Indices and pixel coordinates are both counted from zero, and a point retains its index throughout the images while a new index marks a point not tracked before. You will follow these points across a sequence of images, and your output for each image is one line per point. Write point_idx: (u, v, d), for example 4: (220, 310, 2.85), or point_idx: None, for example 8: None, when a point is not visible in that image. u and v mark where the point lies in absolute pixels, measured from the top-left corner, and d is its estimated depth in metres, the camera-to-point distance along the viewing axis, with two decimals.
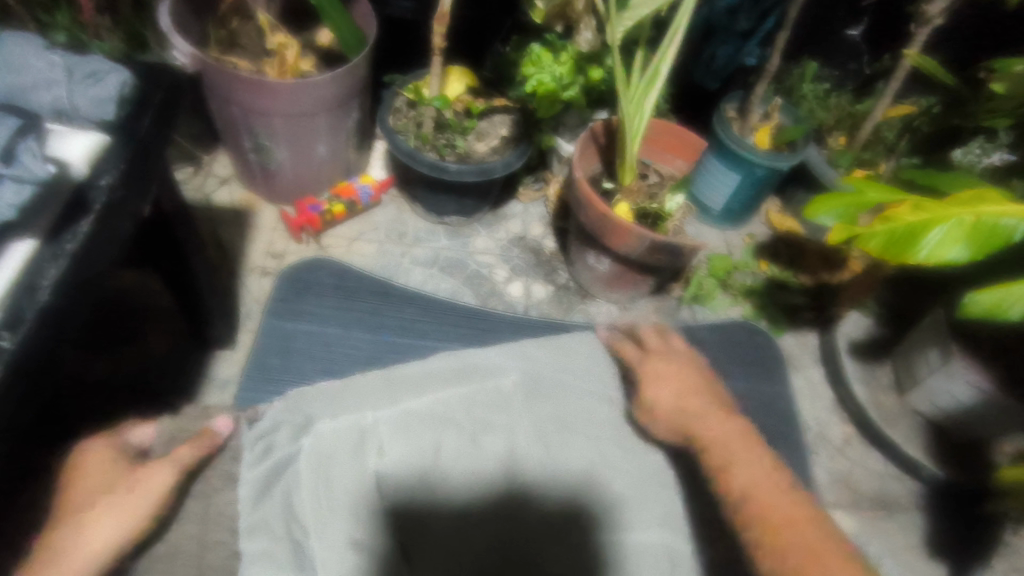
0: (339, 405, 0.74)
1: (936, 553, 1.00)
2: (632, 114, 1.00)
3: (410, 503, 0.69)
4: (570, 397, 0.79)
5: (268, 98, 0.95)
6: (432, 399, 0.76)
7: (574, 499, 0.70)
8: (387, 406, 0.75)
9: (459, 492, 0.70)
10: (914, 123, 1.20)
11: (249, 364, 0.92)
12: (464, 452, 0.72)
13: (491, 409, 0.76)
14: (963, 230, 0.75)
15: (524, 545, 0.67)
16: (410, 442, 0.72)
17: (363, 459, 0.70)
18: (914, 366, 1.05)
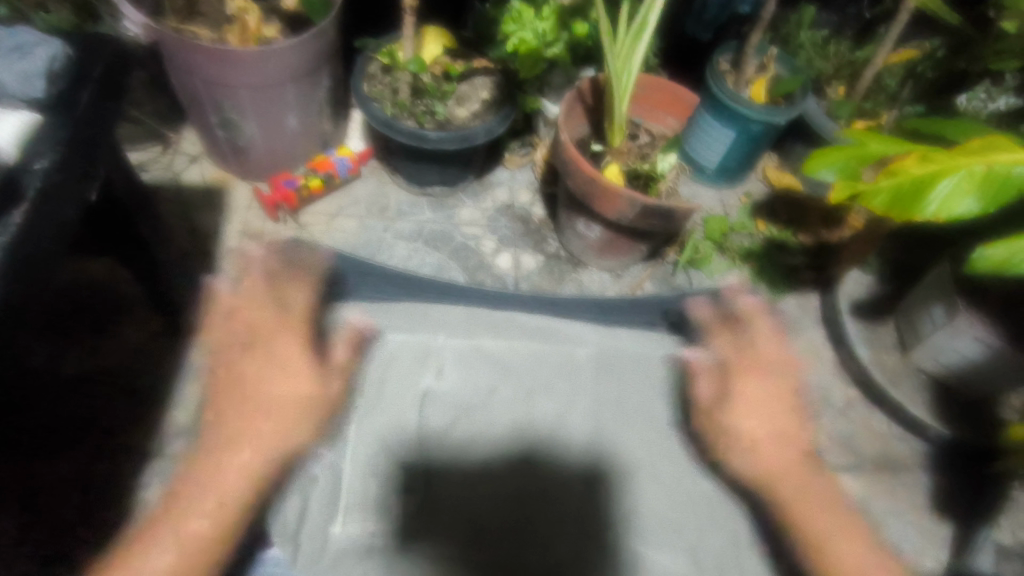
0: (418, 325, 0.89)
1: (942, 514, 0.98)
2: (620, 71, 0.95)
3: (451, 435, 0.84)
4: (629, 382, 0.89)
5: (229, 68, 0.89)
6: (521, 348, 0.89)
7: (590, 458, 0.83)
8: (460, 337, 0.89)
9: (501, 430, 0.84)
10: (918, 68, 1.14)
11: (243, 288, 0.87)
12: (515, 399, 0.86)
13: (553, 373, 0.88)
14: (974, 182, 0.70)
15: (531, 489, 0.81)
16: (470, 376, 0.87)
17: (426, 377, 0.86)
18: (918, 324, 1.01)
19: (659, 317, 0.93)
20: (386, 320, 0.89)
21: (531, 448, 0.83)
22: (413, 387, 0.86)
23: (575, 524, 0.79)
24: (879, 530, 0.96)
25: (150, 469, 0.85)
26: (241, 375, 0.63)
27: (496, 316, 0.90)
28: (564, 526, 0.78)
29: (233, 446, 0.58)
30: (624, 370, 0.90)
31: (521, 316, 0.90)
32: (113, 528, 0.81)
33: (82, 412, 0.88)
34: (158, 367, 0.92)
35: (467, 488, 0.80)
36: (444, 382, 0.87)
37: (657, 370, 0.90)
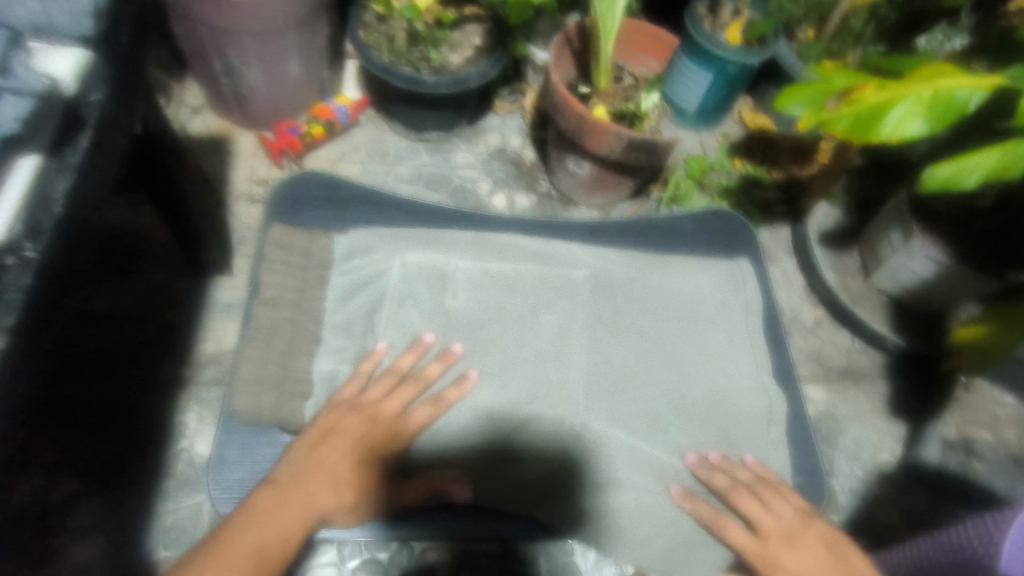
0: (430, 250, 0.90)
1: (898, 414, 1.10)
2: (605, 13, 1.00)
3: (464, 350, 0.85)
4: (631, 299, 0.92)
5: (234, 15, 0.93)
6: (528, 268, 0.92)
7: (601, 373, 0.85)
8: (471, 260, 0.91)
9: (508, 343, 0.86)
10: (880, 9, 1.20)
11: (272, 209, 0.90)
12: (524, 316, 0.88)
13: (556, 292, 0.91)
14: (922, 106, 0.79)
15: (551, 404, 0.82)
16: (480, 296, 0.89)
17: (439, 296, 0.88)
18: (879, 248, 1.11)
19: (651, 238, 0.97)
20: (399, 241, 0.91)
21: (539, 358, 0.85)
22: (428, 307, 0.87)
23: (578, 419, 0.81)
24: (842, 430, 1.08)
25: (185, 395, 0.93)
26: (332, 440, 0.71)
27: (503, 242, 0.93)
28: (571, 423, 0.81)
29: (306, 476, 0.67)
30: (627, 288, 0.92)
31: (525, 240, 0.94)
32: (154, 447, 0.89)
33: (114, 346, 0.95)
34: (182, 305, 0.99)
35: (477, 397, 0.81)
36: (454, 301, 0.88)
37: (656, 288, 0.93)
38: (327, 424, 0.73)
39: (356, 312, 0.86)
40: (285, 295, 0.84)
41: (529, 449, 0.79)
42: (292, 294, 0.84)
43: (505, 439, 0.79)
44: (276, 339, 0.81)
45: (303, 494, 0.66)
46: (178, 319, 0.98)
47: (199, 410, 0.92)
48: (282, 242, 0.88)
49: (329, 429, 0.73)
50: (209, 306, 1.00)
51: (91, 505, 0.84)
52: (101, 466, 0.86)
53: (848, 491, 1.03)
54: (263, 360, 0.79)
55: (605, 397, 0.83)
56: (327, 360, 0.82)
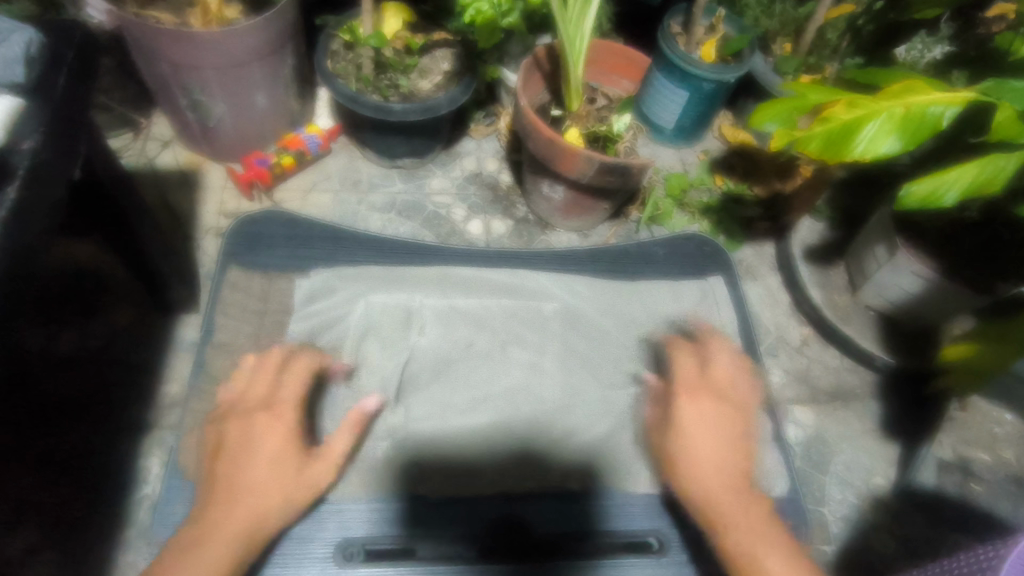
0: (391, 287, 0.88)
1: (890, 435, 1.07)
2: (573, 36, 0.99)
3: (432, 391, 0.82)
4: (603, 330, 0.89)
5: (195, 50, 0.91)
6: (495, 302, 0.89)
7: (570, 407, 0.82)
8: (436, 299, 0.88)
9: (479, 380, 0.83)
10: (858, 22, 1.18)
11: (225, 251, 0.89)
12: (492, 353, 0.85)
13: (526, 324, 0.88)
14: (895, 123, 0.76)
15: (518, 444, 0.79)
16: (449, 333, 0.86)
17: (405, 334, 0.85)
18: (864, 263, 1.09)
19: (618, 266, 0.96)
20: (360, 277, 0.88)
21: (511, 396, 0.82)
22: (391, 344, 0.85)
23: (552, 453, 0.79)
24: (832, 454, 1.05)
25: (149, 438, 0.90)
26: (237, 452, 0.64)
27: (467, 274, 0.91)
28: (541, 458, 0.79)
29: (215, 498, 0.62)
30: (598, 317, 0.90)
31: (492, 273, 0.91)
32: (116, 494, 0.86)
33: (75, 392, 0.92)
34: (146, 343, 0.97)
35: (445, 437, 0.79)
36: (421, 339, 0.85)
37: (627, 314, 0.90)
38: (218, 438, 0.66)
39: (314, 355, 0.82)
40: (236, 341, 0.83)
41: (505, 484, 0.77)
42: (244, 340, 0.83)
43: (471, 470, 0.77)
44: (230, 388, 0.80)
45: (221, 522, 0.60)
46: (141, 359, 0.96)
47: (163, 455, 0.89)
48: (240, 284, 0.87)
49: (222, 436, 0.66)
50: (174, 344, 0.97)
51: (50, 557, 0.81)
52: (61, 516, 0.84)
53: (840, 518, 1.00)
54: None
55: (579, 426, 0.81)
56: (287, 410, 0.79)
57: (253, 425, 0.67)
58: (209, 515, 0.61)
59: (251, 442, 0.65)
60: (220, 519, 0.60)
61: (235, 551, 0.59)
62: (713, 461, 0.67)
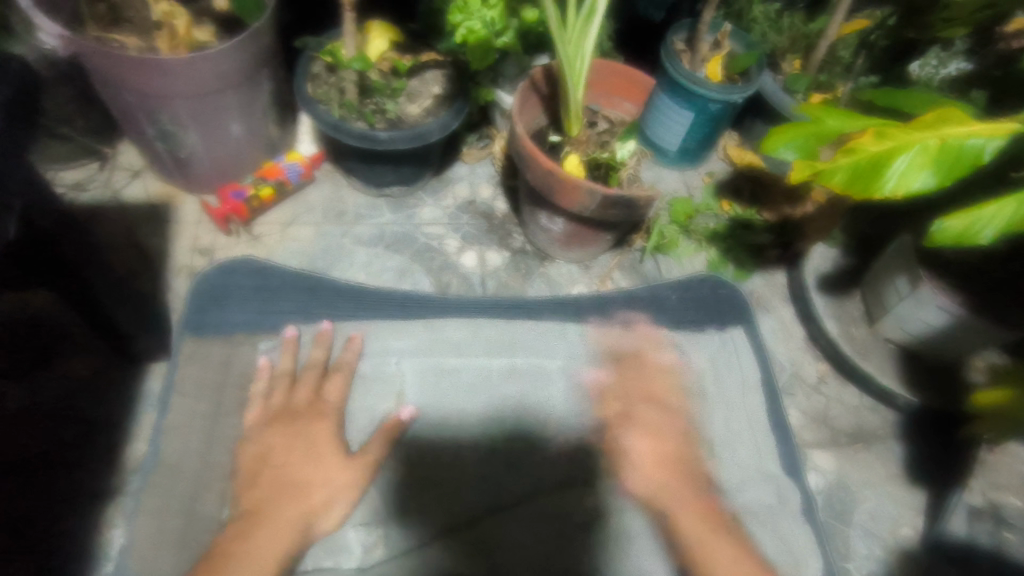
0: (371, 347, 0.82)
1: (915, 480, 1.00)
2: (572, 57, 0.92)
3: (424, 462, 0.77)
4: (609, 388, 0.82)
5: (161, 78, 0.83)
6: (493, 360, 0.82)
7: (568, 475, 0.77)
8: (423, 357, 0.81)
9: (473, 450, 0.78)
10: (870, 37, 1.13)
11: (185, 312, 0.80)
12: (490, 418, 0.79)
13: (524, 384, 0.81)
14: (928, 156, 0.70)
15: (521, 522, 0.73)
16: (441, 396, 0.80)
17: (386, 398, 0.80)
18: (883, 294, 1.02)
19: (629, 312, 0.88)
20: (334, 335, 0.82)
21: (510, 466, 0.77)
22: (371, 408, 0.80)
23: (560, 530, 0.73)
24: (855, 503, 0.98)
25: (111, 507, 0.82)
26: (286, 450, 0.74)
27: (458, 328, 0.83)
28: (548, 538, 0.72)
29: (273, 498, 0.71)
30: (606, 373, 0.83)
31: (488, 327, 0.83)
32: (73, 571, 0.78)
33: (28, 458, 0.83)
34: (110, 398, 0.88)
35: (440, 513, 0.74)
36: (406, 404, 0.80)
37: (633, 370, 0.84)
38: (264, 446, 0.74)
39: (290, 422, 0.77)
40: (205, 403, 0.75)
41: (525, 549, 0.72)
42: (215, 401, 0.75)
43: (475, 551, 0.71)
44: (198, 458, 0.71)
45: (284, 512, 0.70)
46: (103, 416, 0.87)
47: (126, 525, 0.81)
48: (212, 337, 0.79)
49: (268, 445, 0.75)
50: (140, 398, 0.89)
51: None
52: None
53: (868, 575, 0.92)
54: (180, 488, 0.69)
55: (586, 499, 0.75)
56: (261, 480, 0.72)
57: (297, 433, 0.76)
58: (265, 515, 0.69)
59: (299, 446, 0.75)
60: (283, 511, 0.70)
61: (293, 540, 0.68)
62: (666, 484, 0.76)
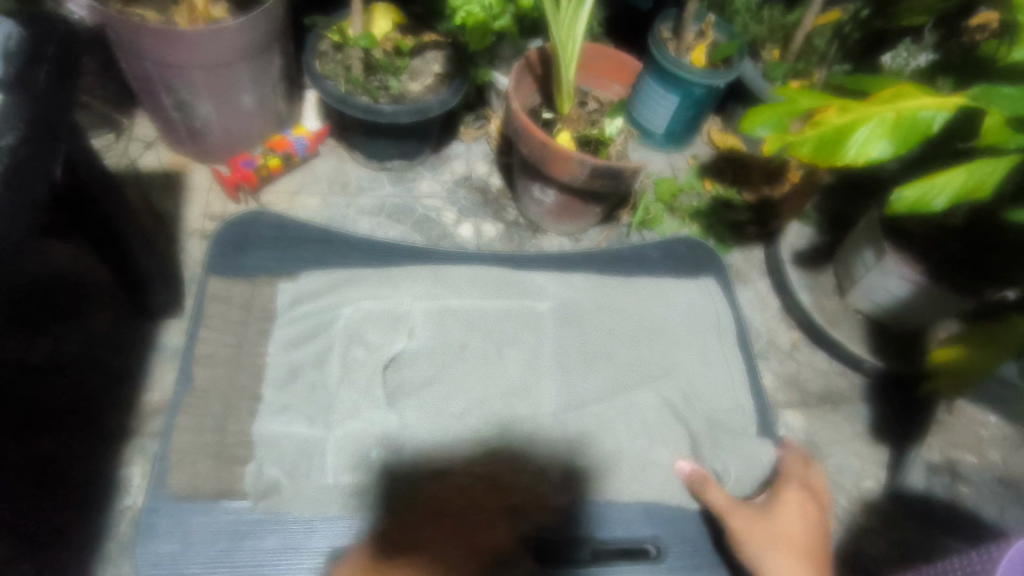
0: (379, 291, 0.85)
1: (880, 438, 1.07)
2: (565, 39, 0.98)
3: (427, 393, 0.79)
4: (596, 329, 0.88)
5: (181, 49, 0.89)
6: (488, 302, 0.87)
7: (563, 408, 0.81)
8: (425, 298, 0.86)
9: (475, 384, 0.81)
10: (844, 29, 1.19)
11: (210, 255, 0.87)
12: (487, 355, 0.83)
13: (520, 326, 0.86)
14: (885, 127, 0.77)
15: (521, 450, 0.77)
16: (441, 334, 0.84)
17: (395, 336, 0.82)
18: (852, 267, 1.09)
19: (613, 266, 0.96)
20: (348, 279, 0.86)
21: (508, 400, 0.81)
22: (377, 346, 0.81)
23: (544, 452, 0.77)
24: (822, 457, 1.05)
25: (129, 448, 0.88)
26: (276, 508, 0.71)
27: (461, 274, 0.89)
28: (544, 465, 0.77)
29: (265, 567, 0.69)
30: (597, 320, 0.88)
31: (484, 273, 0.89)
32: (96, 502, 0.84)
33: (55, 400, 0.89)
34: (128, 349, 0.94)
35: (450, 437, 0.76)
36: (416, 341, 0.83)
37: (619, 316, 0.89)
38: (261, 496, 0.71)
39: (301, 361, 0.80)
40: (221, 353, 0.80)
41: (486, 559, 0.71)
42: (228, 352, 0.80)
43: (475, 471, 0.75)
44: (212, 401, 0.76)
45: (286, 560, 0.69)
46: (122, 365, 0.93)
47: (144, 463, 0.87)
48: (217, 298, 0.84)
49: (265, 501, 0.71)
50: (156, 351, 0.95)
51: (24, 569, 0.79)
52: (38, 527, 0.81)
53: (833, 521, 1.00)
54: (196, 429, 0.74)
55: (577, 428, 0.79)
56: (273, 419, 0.75)
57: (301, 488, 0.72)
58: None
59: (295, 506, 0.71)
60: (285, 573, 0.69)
61: None
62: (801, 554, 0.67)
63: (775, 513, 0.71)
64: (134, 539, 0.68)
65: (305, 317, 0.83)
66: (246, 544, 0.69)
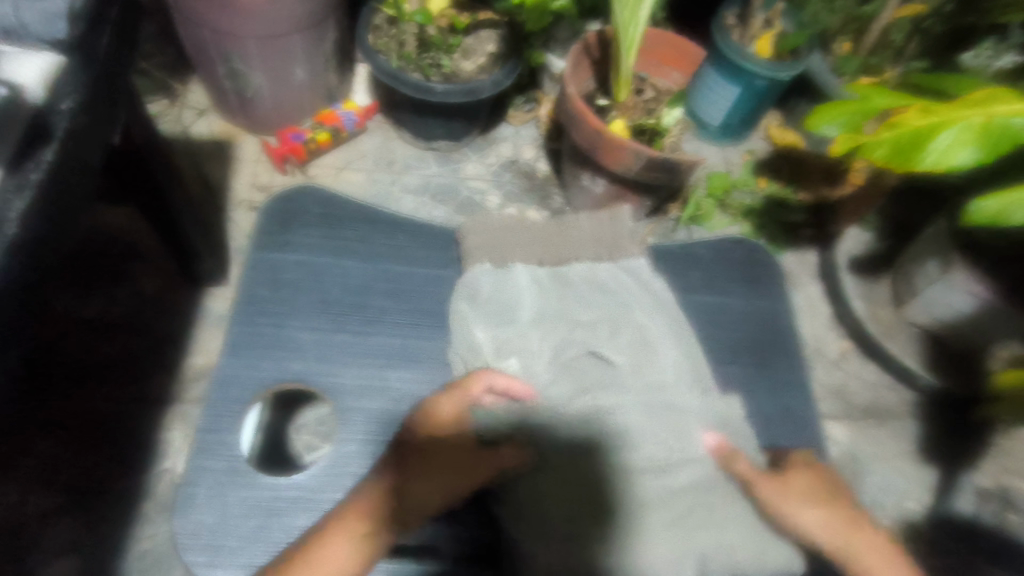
0: (419, 288, 0.86)
1: (929, 459, 1.03)
2: (627, 22, 0.92)
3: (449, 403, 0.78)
4: (637, 341, 0.83)
5: (237, 18, 0.88)
6: (534, 315, 0.83)
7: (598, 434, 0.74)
8: (468, 309, 0.82)
9: (526, 413, 0.74)
10: (924, 24, 1.12)
11: (256, 233, 0.86)
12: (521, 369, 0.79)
13: (562, 343, 0.81)
14: (972, 134, 0.70)
15: (552, 484, 0.70)
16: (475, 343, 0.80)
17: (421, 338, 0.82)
18: (912, 278, 1.02)
19: (663, 266, 0.92)
20: (380, 274, 0.86)
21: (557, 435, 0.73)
22: (402, 350, 0.81)
23: (580, 485, 0.70)
24: (865, 474, 1.01)
25: (170, 411, 0.89)
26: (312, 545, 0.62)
27: (524, 294, 0.84)
28: (568, 506, 0.69)
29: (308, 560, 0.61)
30: (646, 338, 0.83)
31: (538, 287, 0.85)
32: (137, 463, 0.86)
33: (102, 357, 0.91)
34: (173, 314, 0.96)
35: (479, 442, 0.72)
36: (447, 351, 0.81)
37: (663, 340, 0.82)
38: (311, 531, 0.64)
39: (327, 356, 0.80)
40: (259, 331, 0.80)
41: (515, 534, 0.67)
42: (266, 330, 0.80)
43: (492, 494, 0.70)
44: (239, 387, 0.75)
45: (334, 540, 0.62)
46: (167, 329, 0.94)
47: (185, 428, 0.89)
48: (261, 272, 0.84)
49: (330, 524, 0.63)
50: (200, 317, 0.96)
51: (66, 523, 0.81)
52: (82, 482, 0.84)
53: None
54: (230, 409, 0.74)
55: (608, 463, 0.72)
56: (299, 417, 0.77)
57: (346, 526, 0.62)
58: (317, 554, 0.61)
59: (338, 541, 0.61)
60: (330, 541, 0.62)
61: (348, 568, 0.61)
62: (837, 524, 0.68)
63: (785, 479, 0.71)
64: (174, 509, 0.68)
65: (338, 309, 0.83)
66: (282, 522, 0.70)
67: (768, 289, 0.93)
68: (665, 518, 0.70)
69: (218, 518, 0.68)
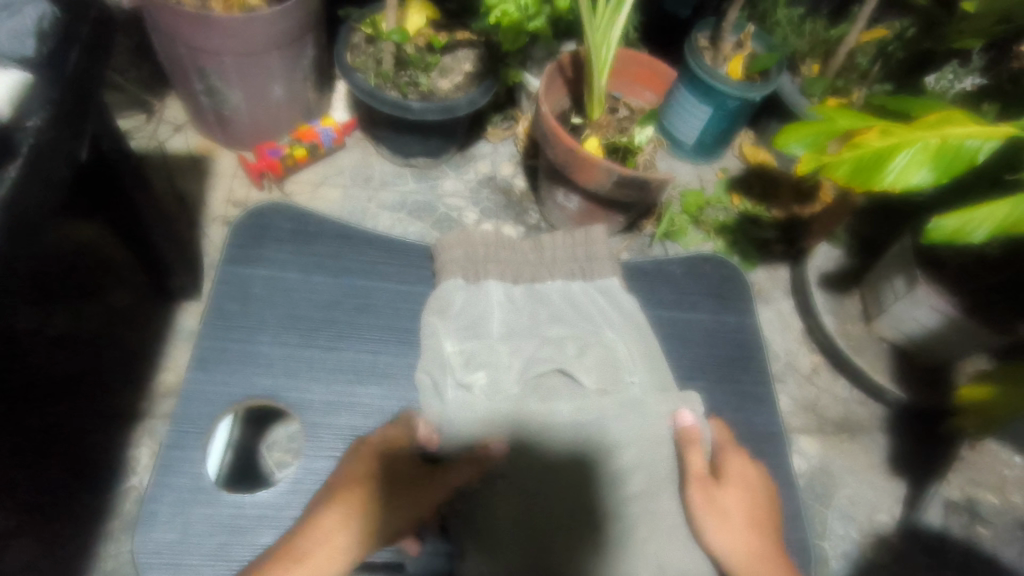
0: (391, 304, 0.86)
1: (898, 472, 1.04)
2: (598, 45, 0.95)
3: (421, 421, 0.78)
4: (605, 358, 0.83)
5: (214, 35, 0.89)
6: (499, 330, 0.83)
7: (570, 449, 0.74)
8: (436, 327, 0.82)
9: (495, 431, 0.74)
10: (888, 48, 1.15)
11: (227, 246, 0.87)
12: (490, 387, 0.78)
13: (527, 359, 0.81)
14: (927, 154, 0.73)
15: (522, 501, 0.70)
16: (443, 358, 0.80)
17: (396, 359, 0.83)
18: (881, 293, 1.04)
19: (633, 282, 0.94)
20: (353, 291, 0.86)
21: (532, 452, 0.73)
22: (376, 368, 0.82)
23: (552, 501, 0.71)
24: (835, 488, 1.03)
25: (139, 428, 0.88)
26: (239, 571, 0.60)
27: (493, 311, 0.84)
28: (540, 522, 0.69)
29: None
30: (619, 357, 0.83)
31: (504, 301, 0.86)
32: (103, 481, 0.85)
33: (69, 373, 0.90)
34: (144, 330, 0.95)
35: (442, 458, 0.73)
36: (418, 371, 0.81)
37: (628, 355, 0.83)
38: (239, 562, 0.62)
39: (298, 372, 0.80)
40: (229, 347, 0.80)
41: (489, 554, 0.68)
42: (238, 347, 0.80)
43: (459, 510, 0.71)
44: (211, 403, 0.75)
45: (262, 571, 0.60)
46: (137, 345, 0.94)
47: (153, 445, 0.88)
48: (234, 288, 0.84)
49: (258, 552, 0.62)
50: (172, 332, 0.95)
51: (27, 543, 0.80)
52: (45, 502, 0.82)
53: (842, 554, 0.97)
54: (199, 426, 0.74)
55: (580, 477, 0.72)
56: None
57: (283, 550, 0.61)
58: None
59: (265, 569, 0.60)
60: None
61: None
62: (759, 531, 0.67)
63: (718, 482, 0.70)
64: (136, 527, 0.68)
65: (307, 326, 0.83)
66: (247, 539, 0.69)
67: (738, 304, 0.94)
68: (643, 538, 0.68)
69: (179, 534, 0.68)
